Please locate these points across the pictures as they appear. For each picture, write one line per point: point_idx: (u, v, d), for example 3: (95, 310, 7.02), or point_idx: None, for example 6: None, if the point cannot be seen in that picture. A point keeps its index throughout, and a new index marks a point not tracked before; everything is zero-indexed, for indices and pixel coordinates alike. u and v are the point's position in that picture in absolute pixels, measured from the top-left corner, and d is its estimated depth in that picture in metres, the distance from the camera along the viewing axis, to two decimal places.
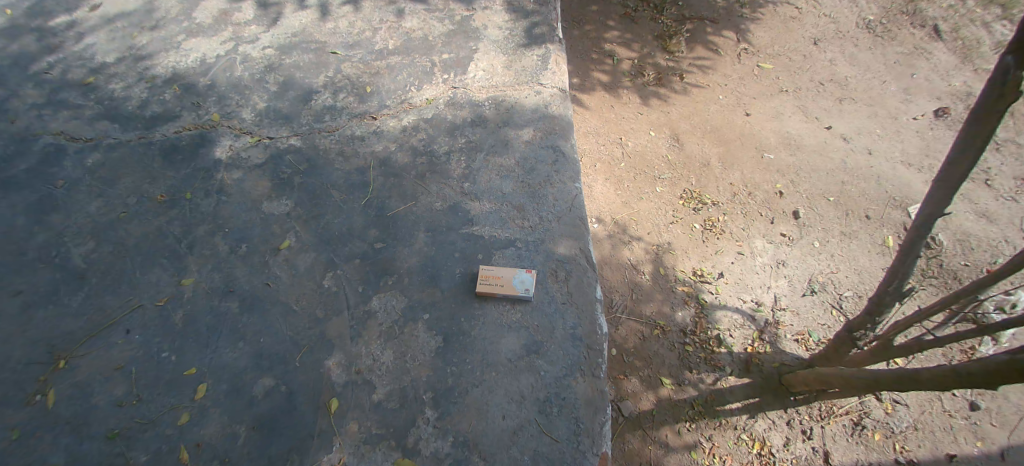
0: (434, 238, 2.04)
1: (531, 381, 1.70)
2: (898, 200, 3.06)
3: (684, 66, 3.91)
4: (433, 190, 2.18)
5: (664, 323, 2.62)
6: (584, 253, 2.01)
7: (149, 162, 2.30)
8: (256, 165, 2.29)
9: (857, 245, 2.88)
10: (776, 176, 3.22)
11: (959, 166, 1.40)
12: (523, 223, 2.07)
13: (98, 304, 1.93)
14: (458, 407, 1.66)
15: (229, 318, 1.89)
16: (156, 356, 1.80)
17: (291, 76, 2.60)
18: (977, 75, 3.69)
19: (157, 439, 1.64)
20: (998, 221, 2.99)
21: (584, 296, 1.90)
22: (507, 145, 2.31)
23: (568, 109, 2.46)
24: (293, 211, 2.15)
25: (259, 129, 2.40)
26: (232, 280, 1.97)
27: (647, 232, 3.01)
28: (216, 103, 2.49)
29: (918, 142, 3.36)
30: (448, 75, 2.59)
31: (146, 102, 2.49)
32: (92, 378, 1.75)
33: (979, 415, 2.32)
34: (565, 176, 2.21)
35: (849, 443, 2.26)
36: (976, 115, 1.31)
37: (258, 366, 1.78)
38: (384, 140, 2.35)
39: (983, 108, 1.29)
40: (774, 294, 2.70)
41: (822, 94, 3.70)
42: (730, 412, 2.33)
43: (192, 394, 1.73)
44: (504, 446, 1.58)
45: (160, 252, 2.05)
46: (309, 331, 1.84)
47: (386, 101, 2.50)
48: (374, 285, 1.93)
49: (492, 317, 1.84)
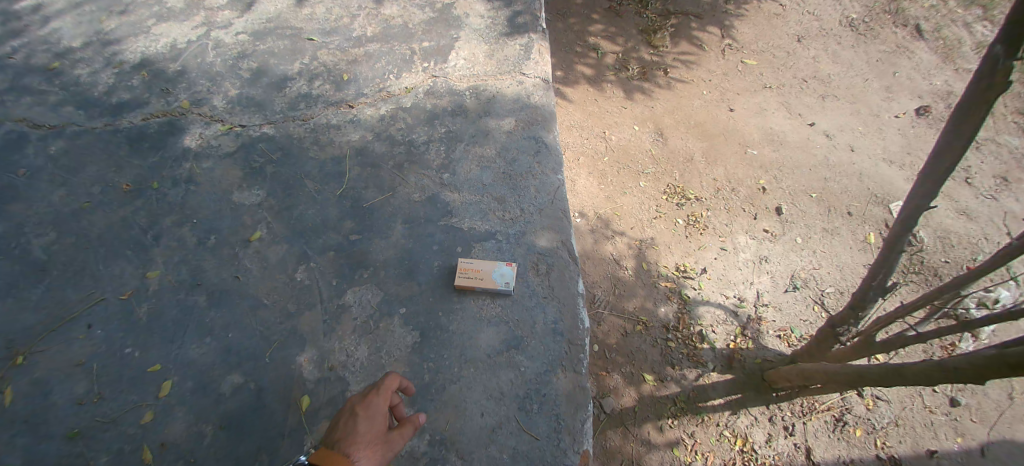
0: (412, 230, 1.98)
1: (511, 377, 1.66)
2: (880, 197, 3.08)
3: (669, 61, 3.90)
4: (411, 180, 2.12)
5: (647, 318, 2.59)
6: (566, 246, 1.96)
7: (115, 150, 2.20)
8: (226, 154, 2.20)
9: (839, 241, 2.89)
10: (759, 172, 3.22)
11: (946, 159, 1.37)
12: (503, 216, 2.01)
13: (59, 297, 1.83)
14: (435, 405, 1.60)
15: (196, 312, 1.80)
16: (119, 352, 1.72)
17: (265, 62, 2.51)
18: (957, 75, 3.74)
19: (120, 438, 1.56)
20: (978, 219, 3.03)
21: (567, 291, 1.86)
22: (488, 135, 2.26)
23: (551, 100, 2.42)
24: (264, 201, 2.07)
25: (231, 117, 2.31)
26: (200, 273, 1.89)
27: (630, 227, 2.98)
28: (186, 90, 2.39)
29: (900, 140, 3.39)
30: (428, 63, 2.52)
31: (113, 89, 2.38)
32: (50, 375, 1.66)
33: (959, 411, 2.33)
34: (547, 167, 2.17)
35: (831, 439, 2.26)
36: (963, 108, 1.29)
37: (226, 362, 1.70)
38: (361, 129, 2.28)
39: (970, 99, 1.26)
40: (757, 290, 2.69)
41: (805, 91, 3.71)
42: (713, 409, 2.32)
43: (156, 392, 1.65)
44: (483, 444, 1.54)
45: (125, 243, 1.96)
46: (280, 326, 1.77)
47: (364, 89, 2.42)
48: (348, 278, 1.87)
49: (470, 311, 1.78)
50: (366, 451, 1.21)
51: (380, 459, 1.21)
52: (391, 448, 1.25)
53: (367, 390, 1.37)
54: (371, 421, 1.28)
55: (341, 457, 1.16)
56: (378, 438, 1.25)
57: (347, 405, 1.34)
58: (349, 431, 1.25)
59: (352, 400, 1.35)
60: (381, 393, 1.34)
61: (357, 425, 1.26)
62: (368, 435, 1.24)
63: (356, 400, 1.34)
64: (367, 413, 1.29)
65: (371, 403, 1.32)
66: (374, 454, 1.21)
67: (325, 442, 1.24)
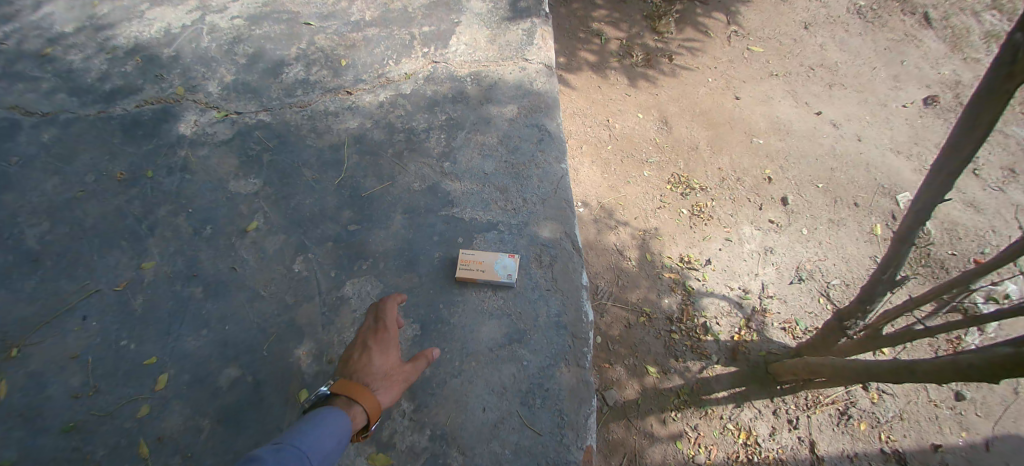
0: (412, 221, 1.93)
1: (514, 371, 1.62)
2: (887, 188, 3.02)
3: (673, 47, 3.82)
4: (411, 170, 2.07)
5: (650, 310, 2.56)
6: (569, 237, 1.92)
7: (109, 138, 2.15)
8: (222, 142, 2.15)
9: (845, 233, 2.85)
10: (765, 161, 3.17)
11: (960, 152, 1.31)
12: (505, 206, 1.97)
13: (53, 289, 1.79)
14: (436, 399, 1.57)
15: (192, 304, 1.77)
16: (114, 344, 1.69)
17: (261, 48, 2.45)
18: (967, 64, 3.67)
19: (116, 432, 1.54)
20: (985, 212, 2.98)
21: (570, 283, 1.82)
22: (489, 123, 2.21)
23: (554, 86, 2.36)
24: (261, 190, 2.02)
25: (226, 103, 2.26)
26: (195, 264, 1.85)
27: (633, 217, 2.94)
28: (181, 75, 2.34)
29: (908, 130, 3.33)
30: (428, 48, 2.45)
31: (106, 75, 2.33)
32: (45, 368, 1.63)
33: (964, 405, 2.31)
34: (550, 156, 2.12)
35: (835, 432, 2.24)
36: (980, 99, 1.22)
37: (223, 355, 1.67)
38: (359, 117, 2.23)
39: (987, 90, 1.19)
40: (762, 282, 2.65)
41: (812, 79, 3.64)
42: (716, 401, 2.30)
43: (152, 385, 1.62)
44: (484, 439, 1.51)
45: (119, 234, 1.92)
46: (277, 318, 1.74)
47: (362, 75, 2.36)
48: (347, 270, 1.83)
49: (472, 304, 1.75)
50: (383, 381, 1.33)
51: (396, 389, 1.34)
52: (405, 379, 1.37)
53: (375, 324, 1.47)
54: (384, 355, 1.39)
55: (360, 389, 1.28)
56: (393, 370, 1.37)
57: (359, 339, 1.44)
58: (365, 364, 1.35)
59: (363, 333, 1.45)
60: (391, 330, 1.45)
61: (372, 359, 1.37)
62: (384, 368, 1.35)
63: (368, 335, 1.44)
64: (380, 347, 1.40)
65: (382, 338, 1.42)
66: (390, 384, 1.34)
67: (343, 373, 1.35)
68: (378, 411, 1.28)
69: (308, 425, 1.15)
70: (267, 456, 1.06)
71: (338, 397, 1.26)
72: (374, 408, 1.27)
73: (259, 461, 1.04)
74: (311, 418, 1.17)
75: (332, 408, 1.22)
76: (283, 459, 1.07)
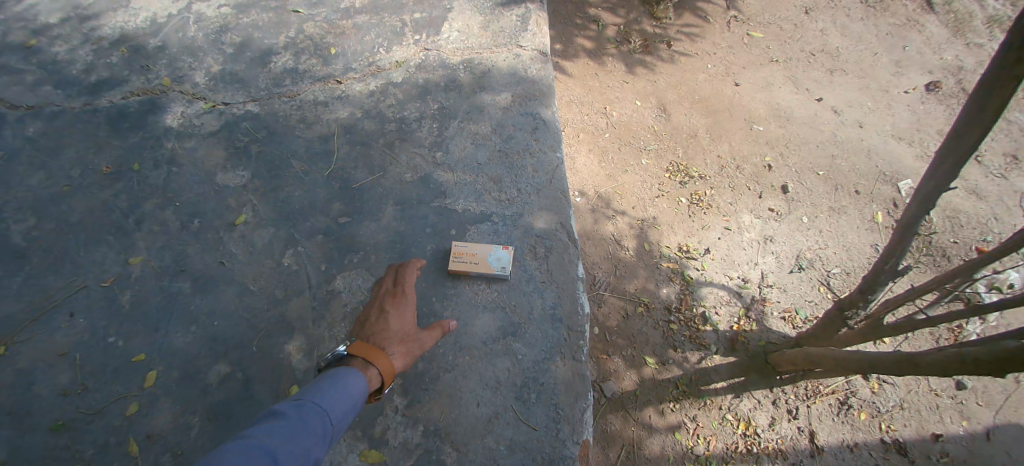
0: (404, 212, 1.89)
1: (508, 365, 1.59)
2: (888, 175, 2.98)
3: (672, 33, 3.76)
4: (402, 160, 2.02)
5: (648, 300, 2.53)
6: (565, 228, 1.88)
7: (94, 131, 2.10)
8: (210, 133, 2.10)
9: (845, 221, 2.82)
10: (765, 149, 3.12)
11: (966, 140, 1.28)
12: (499, 197, 1.93)
13: (40, 285, 1.76)
14: (429, 394, 1.54)
15: (181, 299, 1.73)
16: (102, 341, 1.66)
17: (249, 37, 2.39)
18: (969, 49, 3.60)
19: (105, 430, 1.51)
20: (988, 199, 2.94)
21: (565, 275, 1.79)
22: (482, 111, 2.16)
23: (549, 73, 2.31)
24: (249, 182, 1.98)
25: (214, 94, 2.21)
26: (184, 259, 1.81)
27: (632, 206, 2.89)
28: (167, 66, 2.28)
29: (909, 116, 3.28)
30: (419, 36, 2.39)
31: (92, 66, 2.27)
32: (33, 365, 1.60)
33: (965, 395, 2.29)
34: (545, 145, 2.07)
35: (835, 422, 2.22)
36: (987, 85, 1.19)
37: (212, 351, 1.64)
38: (350, 106, 2.17)
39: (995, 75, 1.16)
40: (761, 271, 2.62)
41: (813, 64, 3.58)
42: (715, 392, 2.28)
43: (141, 382, 1.59)
44: (479, 434, 1.49)
45: (106, 228, 1.88)
46: (267, 313, 1.71)
47: (352, 63, 2.31)
48: (338, 264, 1.79)
49: (465, 297, 1.71)
50: (398, 345, 1.33)
51: (411, 354, 1.34)
52: (420, 345, 1.37)
53: (394, 289, 1.48)
54: (401, 320, 1.39)
55: (376, 351, 1.28)
56: (409, 335, 1.37)
57: (377, 302, 1.45)
58: (382, 328, 1.35)
59: (381, 297, 1.46)
60: (408, 297, 1.45)
61: (389, 322, 1.37)
62: (400, 333, 1.35)
63: (386, 299, 1.44)
64: (398, 312, 1.41)
65: (400, 305, 1.43)
66: (406, 349, 1.34)
67: (360, 334, 1.35)
68: (392, 374, 1.28)
69: (328, 383, 1.17)
70: (289, 411, 1.09)
71: (354, 356, 1.26)
72: (388, 371, 1.27)
73: (279, 416, 1.07)
74: (330, 376, 1.19)
75: (350, 367, 1.23)
76: (302, 413, 1.09)
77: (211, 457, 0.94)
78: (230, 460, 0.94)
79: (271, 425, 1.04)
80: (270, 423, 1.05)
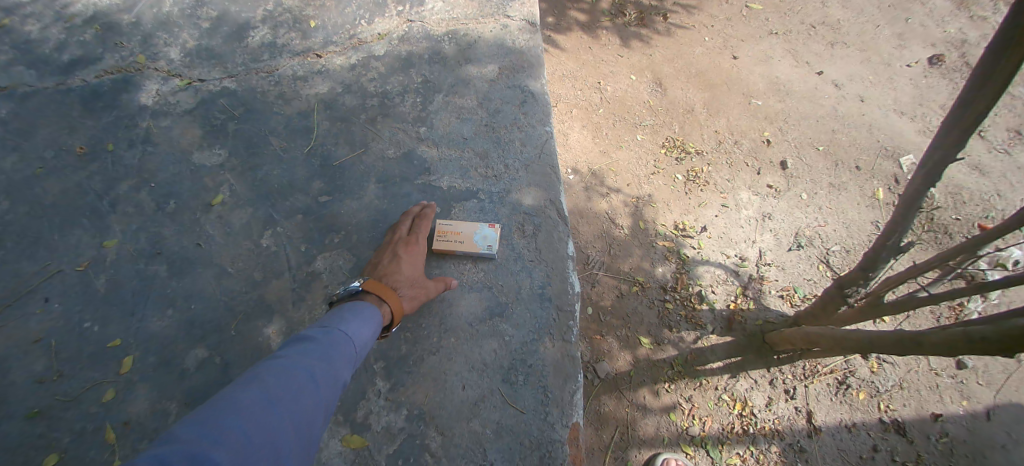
0: (387, 191, 1.82)
1: (495, 346, 1.54)
2: (890, 150, 2.90)
3: (667, 6, 3.65)
4: (385, 135, 1.94)
5: (643, 279, 2.48)
6: (554, 205, 1.82)
7: (67, 111, 2.01)
8: (186, 111, 2.02)
9: (845, 197, 2.75)
10: (763, 124, 3.04)
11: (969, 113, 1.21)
12: (486, 173, 1.86)
13: (12, 270, 1.69)
14: (413, 378, 1.49)
15: (157, 283, 1.67)
16: (77, 327, 1.60)
17: (225, 10, 2.28)
18: (973, 22, 3.49)
19: (81, 418, 1.46)
20: (991, 175, 2.87)
21: (555, 253, 1.73)
22: (468, 85, 2.07)
23: (537, 44, 2.21)
24: (226, 161, 1.90)
25: (189, 70, 2.12)
26: (160, 241, 1.75)
27: (627, 184, 2.82)
28: (142, 43, 2.18)
29: (911, 90, 3.18)
30: (403, 6, 2.29)
31: (63, 44, 2.17)
32: (7, 352, 1.54)
33: (966, 374, 2.25)
34: (533, 119, 2.00)
35: (833, 402, 2.18)
36: (994, 54, 1.11)
37: (189, 335, 1.58)
38: (330, 81, 2.09)
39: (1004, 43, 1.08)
40: (759, 249, 2.56)
41: (814, 37, 3.47)
42: (711, 372, 2.24)
43: (117, 367, 1.54)
44: (464, 418, 1.44)
45: (80, 211, 1.81)
46: (246, 296, 1.65)
47: (332, 36, 2.21)
48: (318, 244, 1.73)
49: (450, 277, 1.65)
50: (408, 288, 1.44)
51: (419, 298, 1.44)
52: (428, 292, 1.47)
53: (407, 236, 1.55)
54: (412, 266, 1.48)
55: (389, 291, 1.38)
56: (418, 281, 1.46)
57: (390, 246, 1.52)
58: (394, 270, 1.45)
59: (395, 241, 1.54)
60: (421, 244, 1.54)
61: (401, 266, 1.46)
62: (411, 277, 1.45)
63: (398, 244, 1.52)
64: (409, 258, 1.49)
65: (413, 251, 1.51)
66: (415, 293, 1.44)
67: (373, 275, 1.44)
68: (401, 313, 1.39)
69: (347, 315, 1.26)
70: (318, 336, 1.18)
71: (368, 292, 1.35)
72: (397, 311, 1.37)
73: (309, 340, 1.16)
74: (349, 310, 1.28)
75: (365, 301, 1.33)
76: (331, 339, 1.18)
77: (254, 371, 1.04)
78: (272, 374, 1.04)
79: (303, 347, 1.13)
80: (302, 345, 1.14)
